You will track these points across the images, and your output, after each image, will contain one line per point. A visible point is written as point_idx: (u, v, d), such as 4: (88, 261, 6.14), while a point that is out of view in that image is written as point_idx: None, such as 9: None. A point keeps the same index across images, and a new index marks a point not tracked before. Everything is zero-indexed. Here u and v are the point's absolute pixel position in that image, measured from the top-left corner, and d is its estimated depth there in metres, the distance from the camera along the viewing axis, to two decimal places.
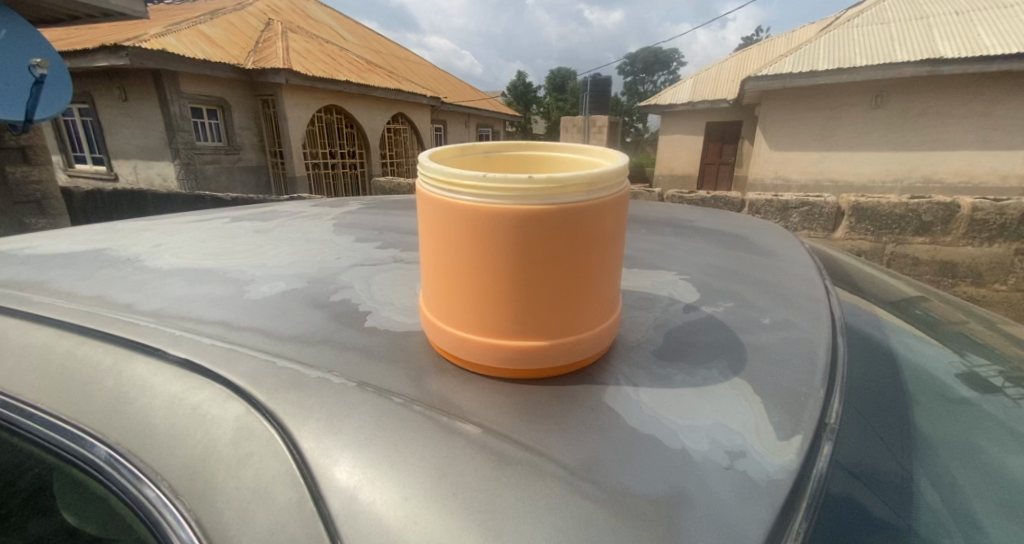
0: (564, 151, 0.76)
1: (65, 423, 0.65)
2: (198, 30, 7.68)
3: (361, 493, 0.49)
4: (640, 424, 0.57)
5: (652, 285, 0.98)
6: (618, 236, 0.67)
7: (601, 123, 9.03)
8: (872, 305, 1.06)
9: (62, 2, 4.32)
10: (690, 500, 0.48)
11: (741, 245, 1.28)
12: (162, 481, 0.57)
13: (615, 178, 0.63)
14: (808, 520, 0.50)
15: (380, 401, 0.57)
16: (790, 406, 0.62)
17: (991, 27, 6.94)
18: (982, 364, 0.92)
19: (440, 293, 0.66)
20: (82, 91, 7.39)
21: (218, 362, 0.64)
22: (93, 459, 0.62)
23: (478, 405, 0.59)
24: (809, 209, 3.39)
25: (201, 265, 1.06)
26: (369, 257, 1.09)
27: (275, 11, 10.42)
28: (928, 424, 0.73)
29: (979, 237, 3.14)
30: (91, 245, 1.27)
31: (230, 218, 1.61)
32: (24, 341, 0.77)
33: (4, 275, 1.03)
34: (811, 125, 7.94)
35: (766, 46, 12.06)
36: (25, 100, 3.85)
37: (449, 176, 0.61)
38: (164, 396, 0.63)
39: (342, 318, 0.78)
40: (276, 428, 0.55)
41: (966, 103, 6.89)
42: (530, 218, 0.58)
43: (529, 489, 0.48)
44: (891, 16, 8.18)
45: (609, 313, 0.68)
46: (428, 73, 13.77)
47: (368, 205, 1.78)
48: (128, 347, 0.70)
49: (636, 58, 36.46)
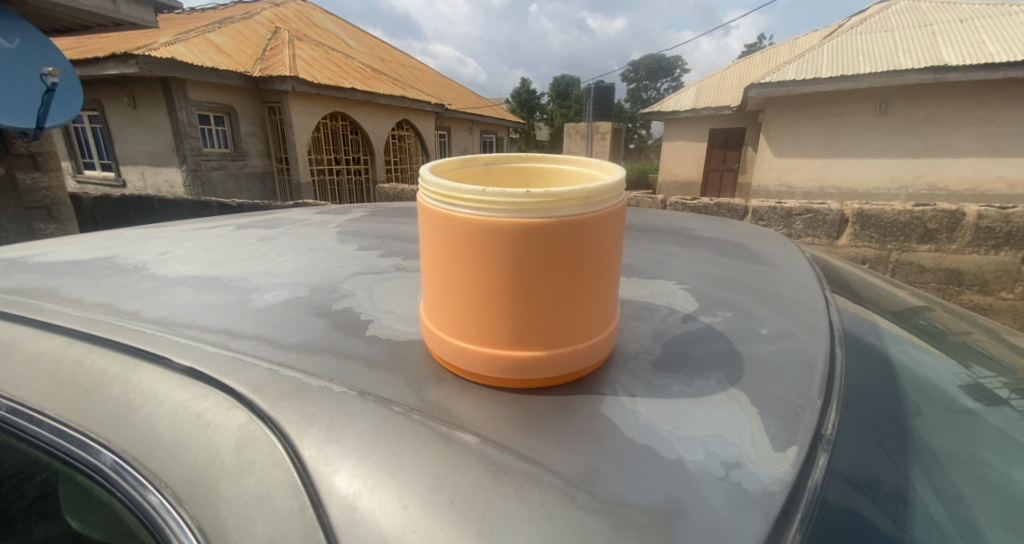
0: (564, 164, 0.77)
1: (72, 430, 0.66)
2: (207, 39, 7.78)
3: (361, 502, 0.50)
4: (637, 434, 0.58)
5: (650, 294, 0.99)
6: (615, 247, 0.67)
7: (605, 129, 9.04)
8: (875, 315, 1.07)
9: (74, 12, 4.39)
10: (684, 510, 0.48)
11: (741, 254, 1.28)
12: (165, 487, 0.58)
13: (612, 191, 0.64)
14: (802, 532, 0.50)
15: (380, 410, 0.58)
16: (786, 417, 0.63)
17: (995, 34, 6.94)
18: (986, 376, 0.92)
19: (440, 304, 0.67)
20: (92, 99, 7.51)
21: (221, 371, 0.65)
22: (100, 466, 0.63)
23: (476, 414, 0.60)
24: (813, 217, 3.36)
25: (206, 273, 1.07)
26: (373, 266, 1.11)
27: (283, 20, 10.57)
28: (930, 434, 0.73)
29: (985, 244, 3.12)
30: (99, 252, 1.29)
31: (235, 225, 1.64)
32: (34, 349, 0.78)
33: (15, 282, 1.05)
34: (815, 132, 7.95)
35: (769, 53, 12.08)
36: (36, 108, 3.91)
37: (448, 190, 0.62)
38: (169, 403, 0.64)
39: (344, 326, 0.79)
40: (278, 437, 0.56)
41: (971, 110, 6.86)
42: (528, 231, 0.59)
43: (525, 501, 0.48)
44: (893, 23, 8.20)
45: (608, 323, 0.69)
46: (432, 80, 13.86)
47: (373, 213, 1.80)
48: (134, 355, 0.72)
49: (640, 67, 36.81)
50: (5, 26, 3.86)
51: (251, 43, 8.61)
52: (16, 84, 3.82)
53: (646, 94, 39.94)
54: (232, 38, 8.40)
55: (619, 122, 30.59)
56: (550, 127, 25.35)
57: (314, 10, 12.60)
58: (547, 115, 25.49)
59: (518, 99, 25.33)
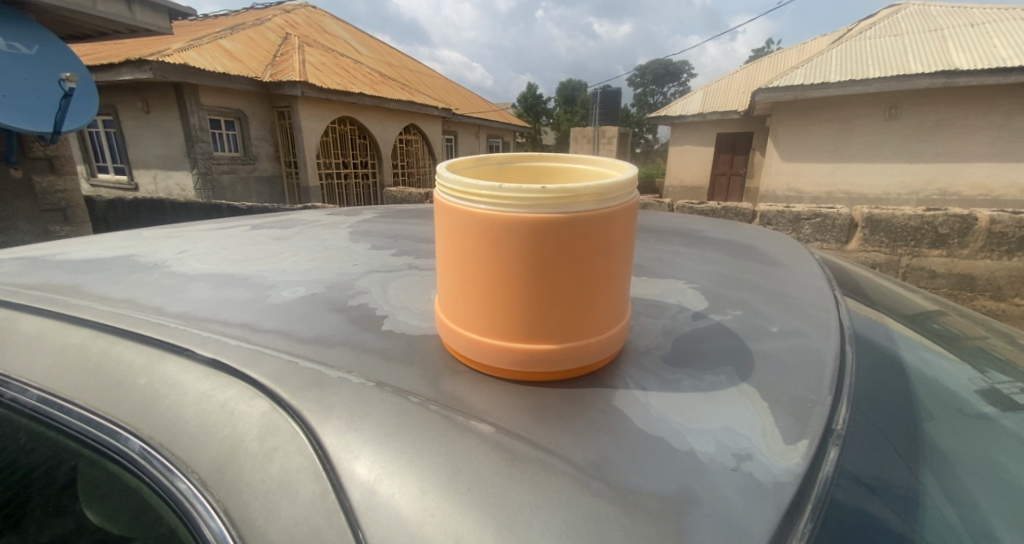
0: (577, 164, 0.79)
1: (101, 418, 0.69)
2: (218, 45, 7.90)
3: (380, 487, 0.51)
4: (650, 426, 0.59)
5: (660, 293, 1.00)
6: (627, 245, 0.68)
7: (611, 134, 9.08)
8: (887, 319, 1.07)
9: (89, 19, 4.47)
10: (697, 499, 0.49)
11: (750, 255, 1.29)
12: (192, 473, 0.60)
13: (625, 188, 0.65)
14: (812, 523, 0.51)
15: (397, 401, 0.60)
16: (797, 412, 0.63)
17: (1006, 38, 6.89)
18: (1003, 381, 0.92)
19: (455, 299, 0.69)
20: (107, 104, 7.64)
21: (244, 362, 0.67)
22: (128, 453, 0.65)
23: (491, 405, 0.61)
24: (821, 221, 3.35)
25: (223, 271, 1.09)
26: (386, 264, 1.13)
27: (293, 26, 10.69)
28: (942, 437, 0.74)
29: (998, 250, 3.10)
30: (120, 251, 1.33)
31: (249, 226, 1.66)
32: (64, 341, 0.81)
33: (40, 278, 1.08)
34: (824, 136, 7.92)
35: (777, 57, 12.06)
36: (54, 111, 3.98)
37: (465, 187, 0.64)
38: (193, 394, 0.66)
39: (360, 321, 0.81)
40: (300, 425, 0.58)
41: (983, 115, 6.82)
42: (540, 226, 0.60)
43: (540, 487, 0.49)
44: (903, 28, 8.16)
45: (620, 319, 0.71)
46: (439, 85, 13.96)
47: (384, 214, 1.83)
48: (160, 347, 0.74)
49: (646, 71, 36.86)
50: (23, 32, 3.96)
51: (261, 49, 8.72)
52: (34, 89, 3.92)
53: (653, 99, 39.95)
54: (243, 45, 8.53)
55: (625, 127, 30.65)
56: (556, 132, 25.48)
57: (324, 16, 12.75)
58: (553, 120, 25.65)
59: (524, 103, 25.67)
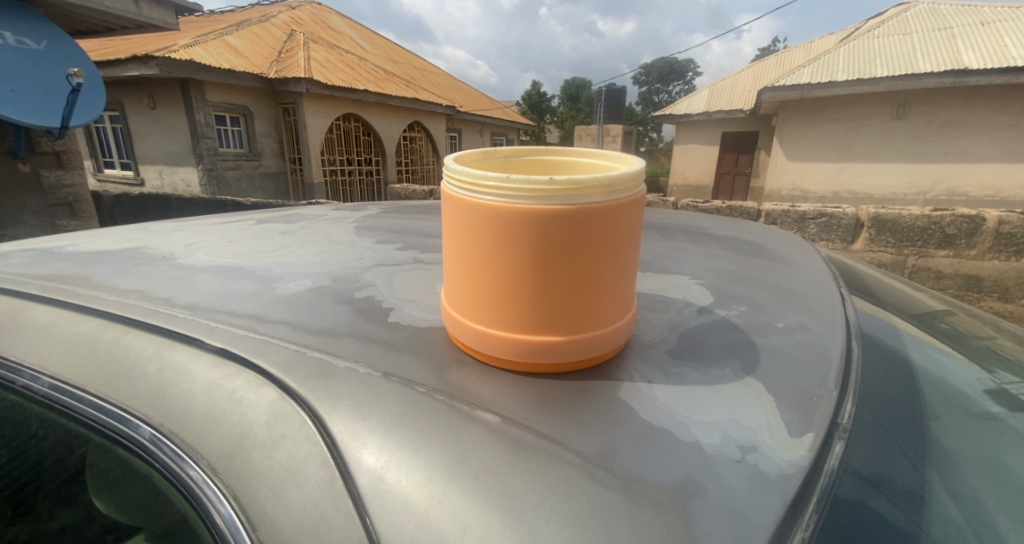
0: (584, 157, 0.79)
1: (112, 405, 0.70)
2: (225, 42, 7.92)
3: (387, 475, 0.52)
4: (655, 419, 0.59)
5: (666, 288, 1.00)
6: (633, 239, 0.69)
7: (615, 133, 9.07)
8: (895, 319, 1.06)
9: (97, 14, 4.48)
10: (701, 490, 0.49)
11: (756, 252, 1.28)
12: (203, 460, 0.61)
13: (632, 180, 0.65)
14: (817, 515, 0.51)
15: (404, 390, 0.60)
16: (802, 405, 0.63)
17: (1017, 37, 6.81)
18: (1011, 381, 0.91)
19: (460, 290, 0.69)
20: (114, 99, 7.69)
21: (252, 352, 0.68)
22: (138, 439, 0.66)
23: (495, 396, 0.61)
24: (827, 220, 3.32)
25: (230, 263, 1.10)
26: (392, 258, 1.13)
27: (299, 22, 10.71)
28: (948, 437, 0.73)
29: (1006, 251, 3.08)
30: (129, 243, 1.34)
31: (256, 221, 1.67)
32: (74, 330, 0.82)
33: (51, 269, 1.09)
34: (832, 135, 7.88)
35: (784, 55, 12.00)
36: (61, 106, 4.01)
37: (473, 178, 0.64)
38: (203, 382, 0.67)
39: (366, 313, 0.82)
40: (308, 413, 0.58)
41: (993, 115, 6.74)
42: (547, 217, 0.60)
43: (544, 476, 0.50)
44: (913, 26, 8.08)
45: (626, 310, 0.71)
46: (444, 83, 13.92)
47: (389, 210, 1.83)
48: (170, 336, 0.75)
49: (652, 69, 37.01)
50: (33, 28, 3.99)
51: (267, 45, 8.75)
52: (43, 84, 3.94)
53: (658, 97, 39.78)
54: (249, 41, 8.57)
55: (628, 127, 30.69)
56: (561, 130, 25.49)
57: (329, 13, 12.78)
58: (557, 118, 25.65)
59: (530, 101, 25.86)
